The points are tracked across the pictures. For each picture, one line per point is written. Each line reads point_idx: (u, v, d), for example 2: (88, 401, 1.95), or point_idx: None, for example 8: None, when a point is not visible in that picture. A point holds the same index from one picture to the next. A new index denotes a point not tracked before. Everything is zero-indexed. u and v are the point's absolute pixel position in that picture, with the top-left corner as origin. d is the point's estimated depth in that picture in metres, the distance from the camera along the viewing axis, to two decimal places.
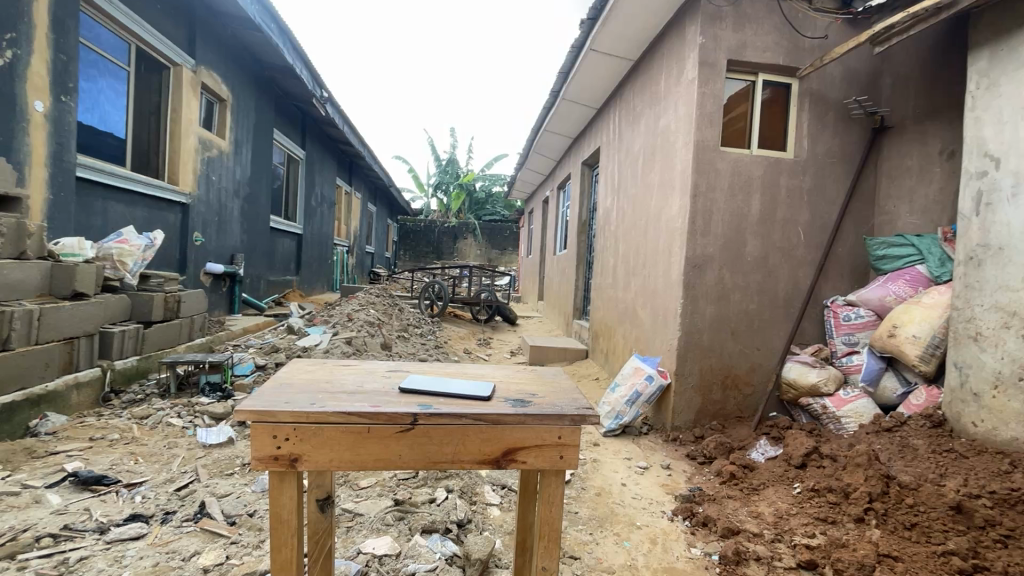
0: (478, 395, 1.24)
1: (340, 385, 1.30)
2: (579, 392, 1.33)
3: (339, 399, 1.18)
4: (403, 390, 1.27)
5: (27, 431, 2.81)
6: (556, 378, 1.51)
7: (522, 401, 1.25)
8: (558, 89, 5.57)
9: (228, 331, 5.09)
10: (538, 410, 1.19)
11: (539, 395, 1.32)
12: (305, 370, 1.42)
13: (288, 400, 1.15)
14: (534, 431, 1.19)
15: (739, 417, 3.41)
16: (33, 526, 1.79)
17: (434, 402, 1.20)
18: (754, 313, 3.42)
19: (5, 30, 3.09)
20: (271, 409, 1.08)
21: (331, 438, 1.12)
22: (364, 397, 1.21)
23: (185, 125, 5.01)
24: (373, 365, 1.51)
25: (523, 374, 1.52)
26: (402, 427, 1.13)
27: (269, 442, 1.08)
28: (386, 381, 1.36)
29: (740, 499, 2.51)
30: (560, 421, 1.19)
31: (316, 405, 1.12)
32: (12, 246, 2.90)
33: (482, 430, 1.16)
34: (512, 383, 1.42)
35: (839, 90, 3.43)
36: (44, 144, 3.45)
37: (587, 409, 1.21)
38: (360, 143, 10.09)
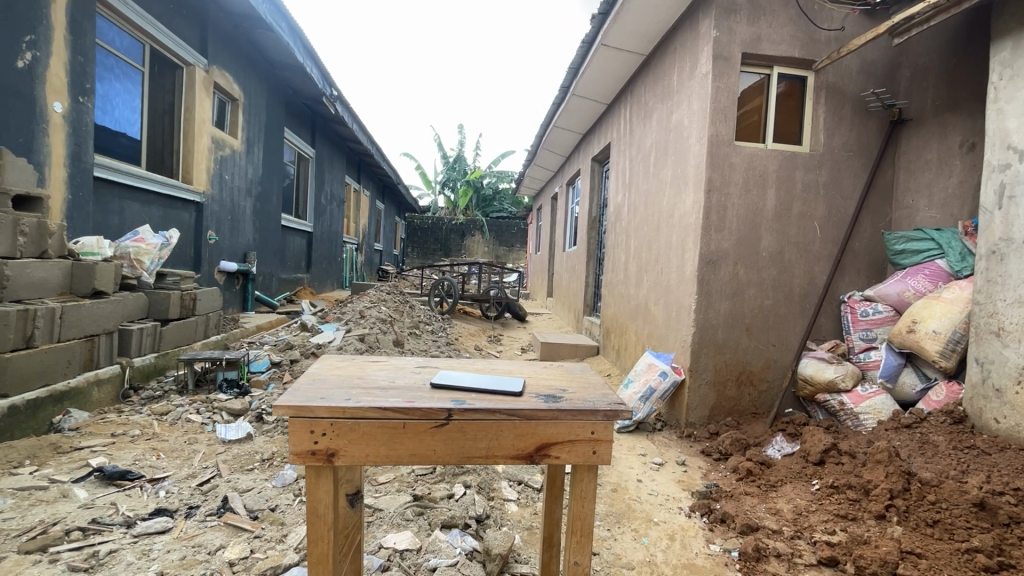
0: (509, 391, 1.25)
1: (370, 380, 1.31)
2: (608, 387, 1.33)
3: (372, 395, 1.18)
4: (431, 385, 1.28)
5: (51, 427, 2.86)
6: (583, 374, 1.51)
7: (553, 397, 1.26)
8: (569, 85, 5.55)
9: (243, 329, 5.13)
10: (570, 406, 1.19)
11: (567, 391, 1.32)
12: (333, 365, 1.44)
13: (324, 396, 1.16)
14: (567, 427, 1.20)
15: (754, 413, 3.39)
16: (62, 520, 1.82)
17: (466, 397, 1.21)
18: (769, 309, 3.40)
19: (23, 33, 3.14)
20: (310, 405, 1.09)
21: (368, 433, 1.12)
22: (396, 392, 1.22)
23: (198, 125, 5.06)
24: (401, 361, 1.52)
25: (548, 371, 1.52)
26: (436, 422, 1.14)
27: (307, 437, 1.10)
28: (416, 376, 1.37)
29: (757, 496, 2.49)
30: (589, 416, 1.19)
31: (352, 401, 1.13)
32: (34, 245, 2.95)
33: (515, 425, 1.17)
34: (540, 378, 1.42)
35: (857, 83, 3.39)
36: (63, 144, 3.49)
37: (619, 404, 1.21)
38: (368, 140, 10.11)
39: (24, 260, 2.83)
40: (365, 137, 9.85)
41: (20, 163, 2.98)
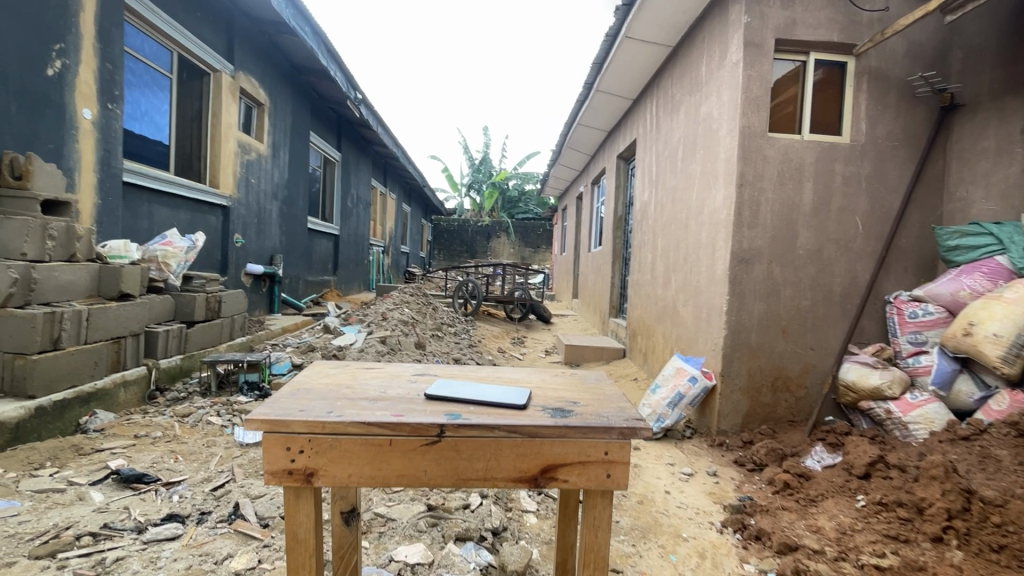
0: (512, 404, 1.15)
1: (361, 390, 1.23)
2: (625, 400, 1.21)
3: (358, 408, 1.10)
4: (425, 397, 1.19)
5: (78, 427, 2.89)
6: (599, 384, 1.40)
7: (562, 411, 1.15)
8: (592, 80, 5.42)
9: (268, 331, 5.19)
10: (582, 422, 1.08)
11: (579, 404, 1.21)
12: (328, 373, 1.37)
13: (302, 408, 1.08)
14: (577, 447, 1.09)
15: (791, 422, 3.19)
16: (75, 524, 1.81)
17: (463, 411, 1.11)
18: (807, 311, 3.19)
19: (53, 41, 3.22)
20: (285, 417, 1.02)
21: (349, 451, 1.05)
22: (385, 404, 1.13)
23: (225, 130, 5.13)
24: (399, 368, 1.44)
25: (559, 380, 1.42)
26: (426, 440, 1.05)
27: (282, 454, 1.03)
28: (411, 386, 1.28)
29: (795, 512, 2.31)
30: (604, 433, 1.08)
31: (334, 414, 1.06)
32: (62, 249, 3.00)
33: (517, 444, 1.07)
34: (549, 390, 1.31)
35: (902, 67, 3.15)
36: (92, 150, 3.56)
37: (637, 421, 1.09)
38: (394, 143, 10.17)
39: (51, 264, 2.88)
40: (390, 140, 9.91)
41: (49, 168, 3.04)
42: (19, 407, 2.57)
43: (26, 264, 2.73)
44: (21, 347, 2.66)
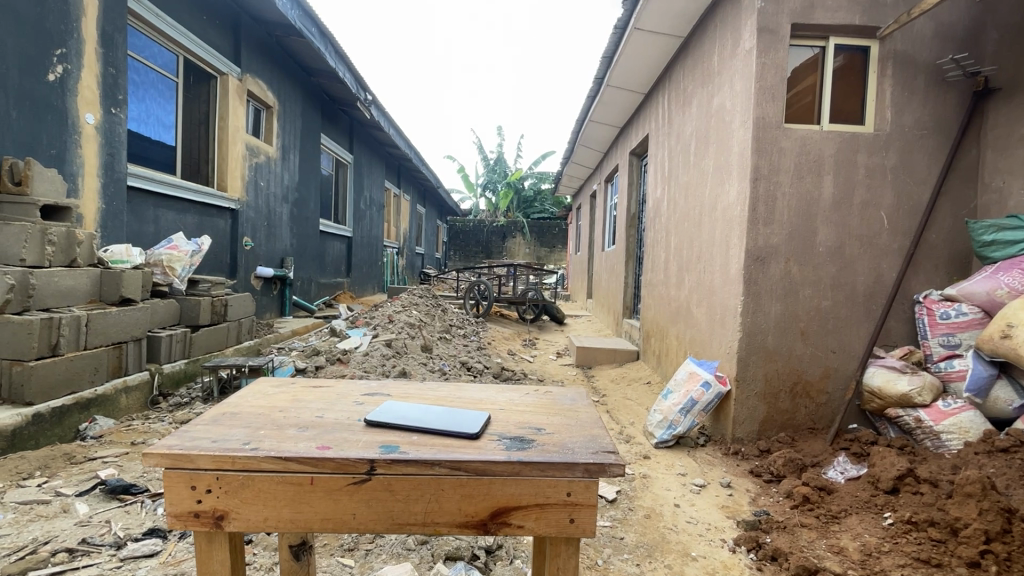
0: (463, 433, 1.07)
1: (291, 415, 1.19)
2: (596, 430, 1.12)
3: (274, 441, 1.03)
4: (366, 424, 1.13)
5: (77, 434, 2.87)
6: (573, 407, 1.31)
7: (521, 442, 1.06)
8: (602, 75, 5.26)
9: (276, 334, 5.19)
10: (539, 456, 0.99)
11: (545, 433, 1.12)
12: (265, 395, 1.34)
13: (211, 439, 1.03)
14: (532, 488, 1.00)
15: (811, 429, 3.01)
16: (54, 539, 1.76)
17: (402, 442, 1.04)
18: (827, 311, 3.00)
19: (54, 46, 3.21)
20: (187, 452, 0.96)
21: (264, 491, 0.98)
22: (308, 435, 1.07)
23: (232, 133, 5.12)
24: (347, 388, 1.43)
25: (529, 403, 1.33)
26: (354, 478, 0.98)
27: (186, 494, 0.98)
28: (354, 411, 1.23)
29: (816, 529, 2.14)
30: (570, 467, 0.98)
31: (248, 448, 0.99)
32: (62, 254, 2.98)
33: (462, 484, 0.98)
34: (514, 415, 1.23)
35: (931, 50, 2.94)
36: (95, 154, 3.54)
37: (606, 456, 0.99)
38: (406, 144, 10.13)
39: (51, 270, 2.86)
40: (402, 141, 9.88)
41: (50, 173, 3.05)
42: (16, 415, 2.55)
43: (24, 270, 2.71)
44: (18, 354, 2.63)
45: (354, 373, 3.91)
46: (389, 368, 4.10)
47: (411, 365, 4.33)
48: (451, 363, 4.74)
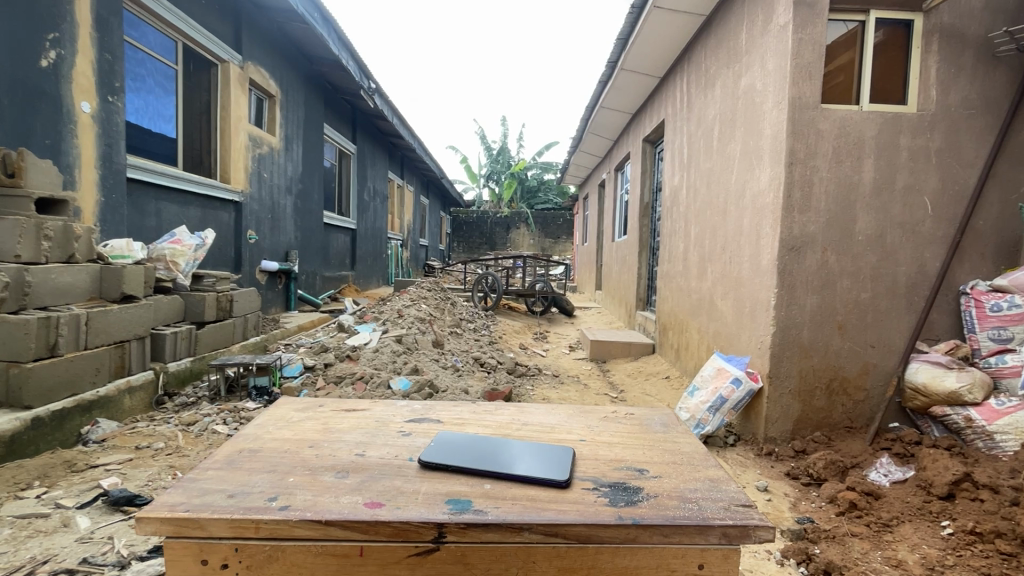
0: (552, 482, 0.99)
1: (319, 453, 1.10)
2: (710, 478, 1.06)
3: (308, 495, 0.91)
4: (421, 465, 1.05)
5: (79, 438, 2.72)
6: (657, 442, 1.26)
7: (635, 495, 0.96)
8: (616, 58, 5.05)
9: (283, 329, 5.05)
10: (661, 520, 0.88)
11: (651, 478, 1.05)
12: (272, 430, 1.23)
13: (228, 494, 0.91)
14: (651, 559, 0.87)
15: (849, 428, 2.86)
16: (54, 557, 1.64)
17: (475, 496, 0.93)
18: (867, 304, 2.83)
19: (46, 30, 3.02)
20: (197, 516, 0.83)
21: (303, 565, 0.84)
22: (349, 485, 0.96)
23: (234, 122, 4.93)
24: (386, 413, 1.40)
25: (619, 431, 1.33)
26: (418, 548, 0.85)
27: (197, 570, 0.85)
28: (403, 447, 1.16)
29: (868, 539, 1.99)
30: (679, 531, 0.87)
31: (278, 511, 0.86)
32: (59, 250, 2.81)
33: (559, 555, 0.86)
34: (619, 448, 1.20)
35: (980, 23, 2.75)
36: (93, 145, 3.37)
37: (751, 516, 0.89)
38: (410, 134, 9.93)
39: (48, 266, 2.71)
40: (405, 131, 9.66)
41: (44, 165, 2.86)
42: (14, 420, 2.40)
43: (19, 267, 2.56)
44: (15, 356, 2.49)
45: (365, 370, 3.77)
46: (400, 364, 3.97)
47: (423, 361, 4.19)
48: (463, 359, 4.60)
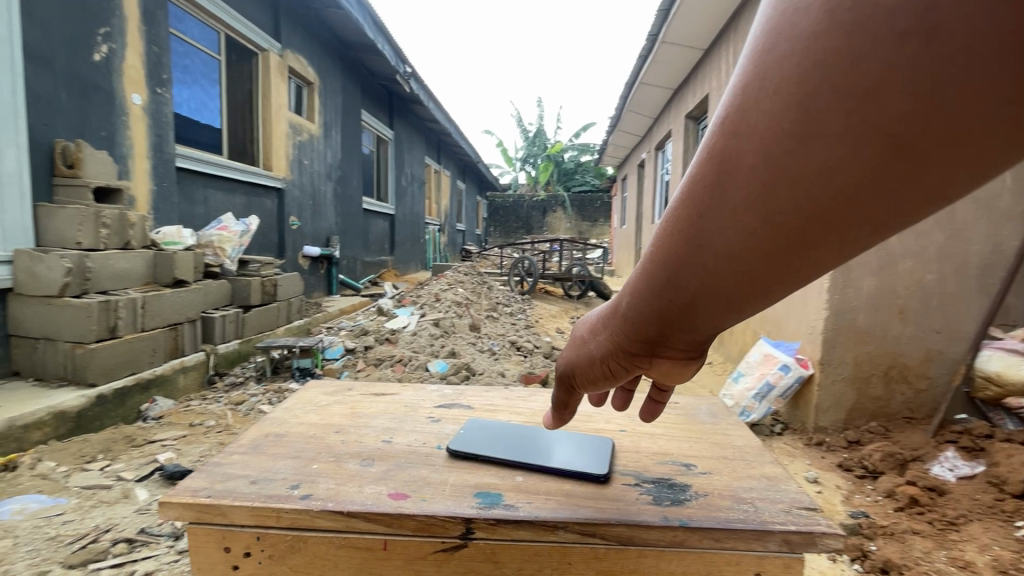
0: (590, 476, 0.95)
1: (350, 439, 1.10)
2: (761, 474, 1.00)
3: (331, 484, 0.90)
4: (449, 454, 1.04)
5: (139, 415, 2.89)
6: (706, 434, 1.19)
7: (678, 494, 0.91)
8: (657, 30, 4.83)
9: (326, 313, 5.19)
10: (710, 522, 0.82)
11: (698, 474, 1.00)
12: (306, 414, 1.24)
13: (251, 481, 0.91)
14: (700, 564, 0.82)
15: (909, 419, 2.68)
16: (115, 527, 1.73)
17: (505, 489, 0.91)
18: (933, 285, 2.63)
19: (98, 26, 3.13)
20: (218, 502, 0.84)
21: (327, 557, 0.84)
22: (373, 474, 0.95)
23: (276, 111, 5.03)
24: (418, 398, 1.40)
25: (663, 421, 1.28)
26: (445, 544, 0.82)
27: (220, 557, 0.85)
28: (433, 435, 1.14)
29: (931, 538, 1.86)
30: (734, 537, 0.80)
31: (303, 499, 0.85)
32: (117, 237, 2.95)
33: (597, 557, 0.81)
34: (664, 439, 1.16)
35: None
36: (145, 136, 3.50)
37: (817, 519, 0.82)
38: (446, 119, 9.91)
39: (107, 253, 2.84)
40: (441, 116, 9.65)
41: (100, 155, 3.03)
42: (80, 396, 2.55)
43: (80, 253, 2.69)
44: (80, 336, 2.63)
45: (404, 353, 3.83)
46: (438, 348, 4.01)
47: (460, 345, 4.21)
48: (500, 343, 4.60)
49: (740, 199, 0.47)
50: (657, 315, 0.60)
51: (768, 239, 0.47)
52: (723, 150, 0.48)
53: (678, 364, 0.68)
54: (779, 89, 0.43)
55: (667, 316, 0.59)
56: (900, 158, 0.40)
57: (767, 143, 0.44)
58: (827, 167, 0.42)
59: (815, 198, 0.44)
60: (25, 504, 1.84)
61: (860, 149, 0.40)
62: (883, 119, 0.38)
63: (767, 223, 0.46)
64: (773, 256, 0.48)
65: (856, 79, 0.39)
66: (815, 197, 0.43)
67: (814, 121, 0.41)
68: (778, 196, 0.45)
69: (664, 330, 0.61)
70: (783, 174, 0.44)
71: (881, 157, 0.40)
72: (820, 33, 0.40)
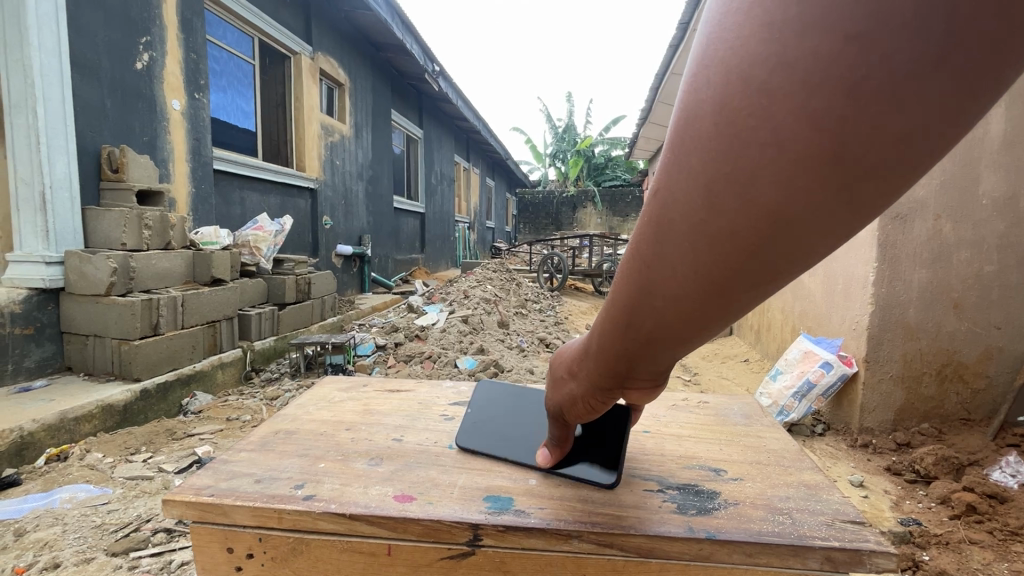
0: (598, 482, 0.90)
1: (366, 438, 1.10)
2: (802, 482, 0.94)
3: (336, 485, 0.90)
4: (457, 448, 1.05)
5: (180, 408, 3.00)
6: (739, 437, 1.14)
7: (706, 503, 0.86)
8: (687, 18, 4.68)
9: (358, 310, 5.28)
10: (740, 535, 0.77)
11: (729, 480, 0.95)
12: (325, 412, 1.24)
13: (256, 480, 0.91)
14: None
15: (965, 421, 2.51)
16: (155, 517, 1.80)
17: (517, 494, 0.88)
18: (992, 278, 2.44)
19: (140, 35, 3.25)
20: (220, 502, 0.84)
21: (330, 560, 0.83)
22: (380, 475, 0.94)
23: (308, 113, 5.14)
24: (435, 396, 1.38)
25: (690, 422, 1.22)
26: (452, 551, 0.80)
27: (223, 556, 0.85)
28: (445, 434, 1.13)
29: (991, 549, 1.73)
30: (766, 552, 0.75)
31: (308, 500, 0.84)
32: (159, 238, 3.06)
33: (615, 569, 0.78)
34: (690, 443, 1.10)
35: None
36: (184, 140, 3.63)
37: (866, 532, 0.77)
38: (475, 117, 9.93)
39: (149, 253, 2.95)
40: (469, 114, 9.67)
41: (142, 160, 3.13)
42: (126, 390, 2.67)
43: (125, 254, 2.81)
44: (124, 333, 2.75)
45: (433, 349, 3.85)
46: (467, 344, 4.01)
47: (489, 341, 4.21)
48: (528, 339, 4.58)
49: (671, 256, 0.47)
50: (622, 351, 0.60)
51: (702, 289, 0.47)
52: (651, 211, 0.48)
53: (651, 392, 0.68)
54: (688, 158, 0.44)
55: (629, 352, 0.60)
56: (803, 213, 0.40)
57: (686, 205, 0.45)
58: (740, 225, 0.42)
59: (733, 252, 0.44)
60: (74, 494, 1.93)
61: (764, 211, 0.41)
62: (780, 180, 0.39)
63: (697, 274, 0.46)
64: (708, 304, 0.48)
65: (749, 147, 0.40)
66: (734, 255, 0.44)
67: (721, 186, 0.42)
68: (703, 253, 0.45)
69: (630, 365, 0.62)
70: (702, 235, 0.44)
71: (788, 210, 0.40)
72: (717, 105, 0.41)
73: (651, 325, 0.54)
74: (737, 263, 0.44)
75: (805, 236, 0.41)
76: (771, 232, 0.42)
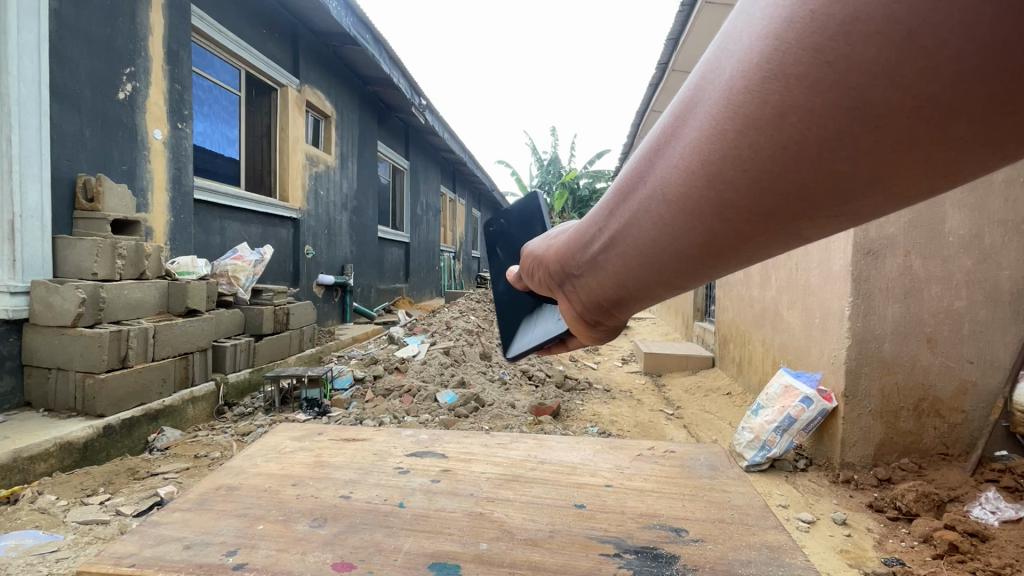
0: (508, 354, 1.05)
1: (316, 493, 1.05)
2: (772, 540, 0.92)
3: (271, 550, 0.85)
4: (404, 505, 1.02)
5: (146, 445, 2.87)
6: (711, 487, 1.12)
7: (673, 569, 0.83)
8: (666, 59, 4.86)
9: (337, 341, 5.18)
10: None
11: (691, 541, 0.92)
12: (279, 464, 1.19)
13: (186, 545, 0.87)
14: None
15: (944, 456, 2.52)
16: None
17: (466, 560, 0.84)
18: (962, 313, 2.50)
19: (124, 66, 3.27)
20: (141, 573, 0.79)
21: None
22: (322, 538, 0.89)
23: (293, 143, 5.17)
24: (394, 444, 1.35)
25: (654, 474, 1.20)
26: None
27: None
28: (396, 490, 1.08)
29: None
30: None
31: (243, 569, 0.80)
32: (132, 267, 3.00)
33: None
34: (654, 498, 1.07)
35: None
36: (164, 169, 3.59)
37: None
38: (461, 148, 10.08)
39: (121, 283, 2.88)
40: (456, 145, 9.81)
41: (119, 189, 3.09)
42: (87, 426, 2.55)
43: (95, 284, 2.73)
44: (90, 366, 2.65)
45: (413, 383, 3.77)
46: (448, 377, 3.95)
47: (470, 374, 4.16)
48: (511, 372, 4.53)
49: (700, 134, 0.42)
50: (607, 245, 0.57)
51: (703, 190, 0.43)
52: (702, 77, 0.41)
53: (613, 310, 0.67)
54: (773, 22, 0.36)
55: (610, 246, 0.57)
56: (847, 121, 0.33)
57: (742, 70, 0.38)
58: (778, 109, 0.36)
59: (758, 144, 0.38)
60: (20, 541, 1.81)
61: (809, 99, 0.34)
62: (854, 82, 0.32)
63: (708, 170, 0.42)
64: (703, 211, 0.44)
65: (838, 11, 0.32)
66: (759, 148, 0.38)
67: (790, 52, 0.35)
68: (728, 141, 0.40)
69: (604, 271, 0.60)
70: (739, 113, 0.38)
71: (842, 118, 0.33)
72: None
73: (641, 223, 0.50)
74: (748, 172, 0.40)
75: (837, 161, 0.35)
76: (812, 137, 0.36)
